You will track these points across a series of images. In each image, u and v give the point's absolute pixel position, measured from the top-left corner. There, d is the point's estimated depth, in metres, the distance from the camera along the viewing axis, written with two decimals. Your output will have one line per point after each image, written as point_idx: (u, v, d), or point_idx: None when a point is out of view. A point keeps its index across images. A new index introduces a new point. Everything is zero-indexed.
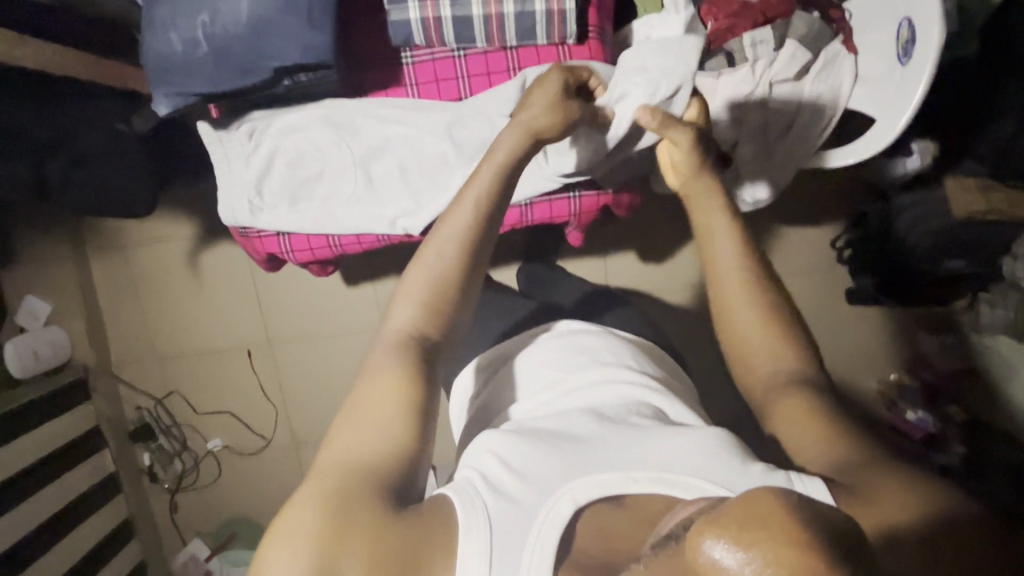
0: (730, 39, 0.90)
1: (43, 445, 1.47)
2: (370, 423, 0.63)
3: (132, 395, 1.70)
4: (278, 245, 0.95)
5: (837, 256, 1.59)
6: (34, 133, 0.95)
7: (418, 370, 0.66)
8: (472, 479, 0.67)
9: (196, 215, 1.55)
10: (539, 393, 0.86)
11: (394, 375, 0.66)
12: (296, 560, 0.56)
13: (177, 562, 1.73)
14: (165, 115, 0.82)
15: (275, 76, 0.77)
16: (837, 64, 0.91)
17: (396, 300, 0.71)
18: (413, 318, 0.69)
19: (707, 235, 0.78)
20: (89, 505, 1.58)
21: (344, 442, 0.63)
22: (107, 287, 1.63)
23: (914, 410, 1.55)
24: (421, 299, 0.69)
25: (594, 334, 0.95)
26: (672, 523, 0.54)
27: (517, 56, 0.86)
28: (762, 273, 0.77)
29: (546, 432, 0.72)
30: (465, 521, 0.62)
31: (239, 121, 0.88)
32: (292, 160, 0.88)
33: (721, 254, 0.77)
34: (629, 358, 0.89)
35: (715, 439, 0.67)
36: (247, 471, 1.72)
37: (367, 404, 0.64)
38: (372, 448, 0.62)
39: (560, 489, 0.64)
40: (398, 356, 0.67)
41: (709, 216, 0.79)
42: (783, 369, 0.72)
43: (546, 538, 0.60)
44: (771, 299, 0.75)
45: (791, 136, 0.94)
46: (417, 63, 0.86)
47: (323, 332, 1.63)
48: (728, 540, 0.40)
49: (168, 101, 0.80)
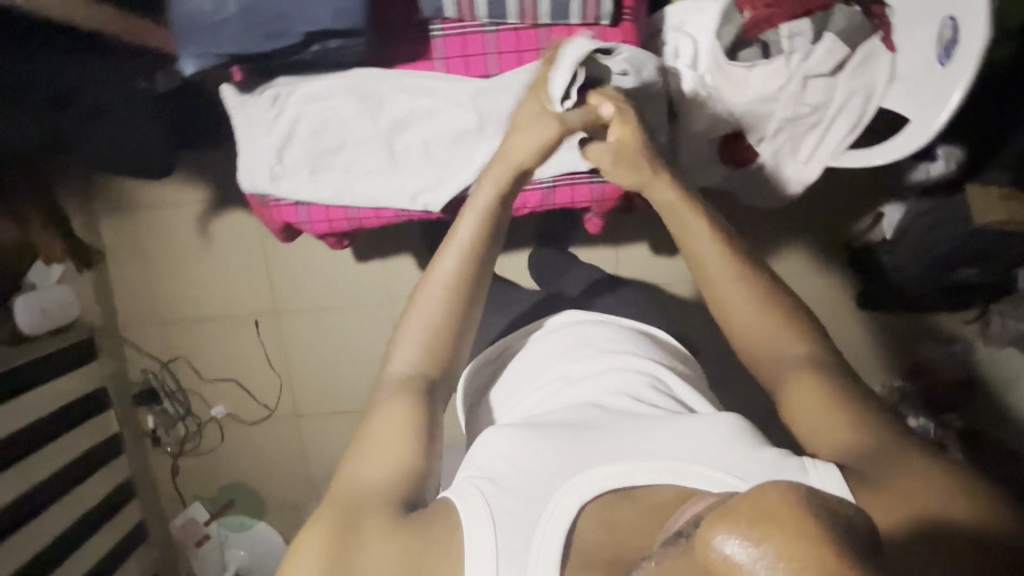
0: (767, 30, 0.87)
1: (44, 403, 1.48)
2: (381, 452, 0.67)
3: (139, 357, 1.69)
4: (295, 215, 0.93)
5: (851, 258, 1.58)
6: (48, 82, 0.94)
7: (422, 402, 0.71)
8: (476, 480, 0.66)
9: (209, 182, 1.54)
10: (544, 388, 0.85)
11: (406, 404, 0.70)
12: None
13: (176, 525, 1.77)
14: (191, 76, 0.78)
15: (305, 40, 0.76)
16: (873, 62, 0.88)
17: (404, 341, 0.75)
18: (416, 359, 0.73)
19: (687, 247, 0.80)
20: (91, 465, 1.60)
21: (353, 471, 0.67)
22: (114, 248, 1.61)
23: (917, 417, 1.52)
24: (420, 339, 0.74)
25: (601, 324, 0.95)
26: (683, 520, 0.54)
27: (549, 35, 0.84)
28: (743, 274, 0.77)
29: (549, 424, 0.71)
30: (465, 521, 0.62)
31: (262, 85, 0.86)
32: (316, 129, 0.86)
33: (704, 251, 0.78)
34: (636, 348, 0.89)
35: (726, 427, 0.67)
36: (251, 439, 1.73)
37: (376, 438, 0.69)
38: (388, 474, 0.66)
39: (563, 487, 0.63)
40: (397, 392, 0.71)
41: (689, 223, 0.79)
42: (786, 355, 0.73)
43: (552, 528, 0.61)
44: (757, 286, 0.76)
45: (819, 129, 0.92)
46: (445, 36, 0.84)
47: (329, 306, 1.63)
48: (740, 535, 0.39)
49: (194, 61, 0.77)
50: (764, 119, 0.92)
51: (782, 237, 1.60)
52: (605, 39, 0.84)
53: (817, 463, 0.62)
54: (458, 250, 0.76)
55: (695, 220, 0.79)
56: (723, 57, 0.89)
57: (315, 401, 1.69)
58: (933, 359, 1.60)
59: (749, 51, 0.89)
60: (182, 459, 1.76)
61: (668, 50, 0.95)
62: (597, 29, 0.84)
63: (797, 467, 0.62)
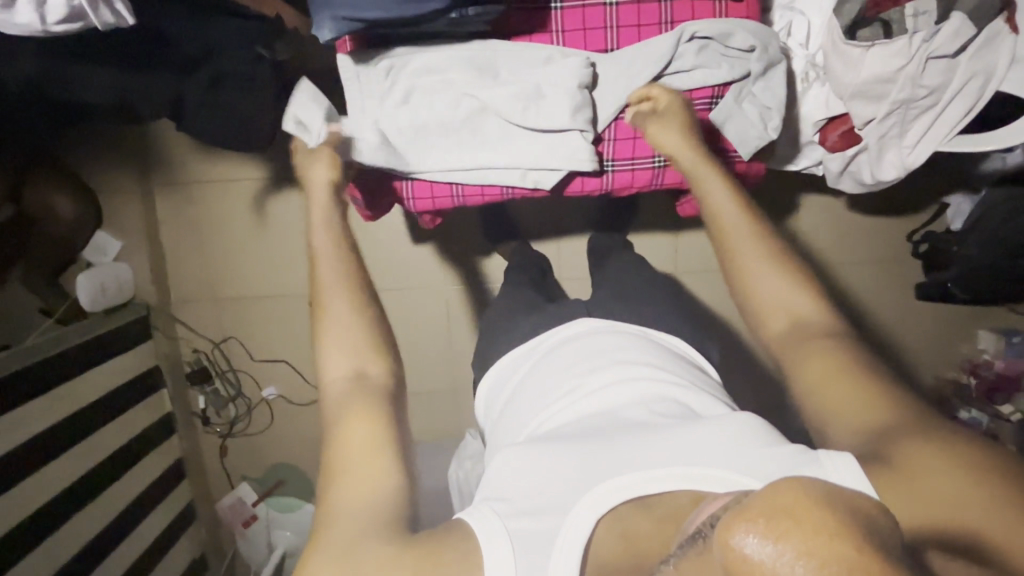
0: (891, 8, 0.85)
1: (101, 385, 1.47)
2: (354, 483, 0.67)
3: (190, 337, 1.67)
4: (401, 190, 0.93)
5: (912, 249, 1.57)
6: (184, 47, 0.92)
7: (384, 405, 0.72)
8: (492, 499, 0.68)
9: (269, 160, 1.51)
10: (562, 397, 0.86)
11: (366, 416, 0.71)
12: None
13: (223, 505, 1.76)
14: (325, 43, 0.77)
15: (446, 7, 0.73)
16: (995, 43, 0.85)
17: (326, 350, 0.75)
18: (344, 364, 0.74)
19: (703, 195, 0.82)
20: (146, 445, 1.60)
21: (340, 505, 0.66)
22: (169, 224, 1.59)
23: (967, 410, 1.60)
24: (344, 343, 0.75)
25: (608, 332, 0.94)
26: (700, 520, 0.54)
27: (671, 9, 0.85)
28: (752, 222, 0.80)
29: (557, 439, 0.73)
30: (483, 535, 0.63)
31: (380, 54, 0.85)
32: (428, 102, 0.85)
33: (723, 209, 0.81)
34: (646, 354, 0.88)
35: (740, 425, 0.69)
36: (299, 421, 1.73)
37: (352, 464, 0.68)
38: (370, 495, 0.67)
39: (580, 499, 0.65)
40: (352, 398, 0.72)
41: (710, 185, 0.82)
42: (785, 307, 0.77)
43: (573, 538, 0.62)
44: (776, 251, 0.80)
45: (929, 111, 0.89)
46: (566, 9, 0.85)
47: (382, 288, 1.60)
48: (758, 533, 0.39)
49: (333, 25, 0.74)
50: (873, 104, 0.90)
51: (845, 226, 1.58)
52: (730, 14, 0.86)
53: (832, 454, 0.62)
54: (334, 239, 0.79)
55: (714, 182, 0.82)
56: (841, 35, 0.87)
57: None
58: (988, 351, 1.61)
59: (868, 31, 0.87)
60: (231, 439, 1.75)
61: (778, 28, 0.97)
62: (722, 4, 0.85)
63: (813, 458, 0.62)
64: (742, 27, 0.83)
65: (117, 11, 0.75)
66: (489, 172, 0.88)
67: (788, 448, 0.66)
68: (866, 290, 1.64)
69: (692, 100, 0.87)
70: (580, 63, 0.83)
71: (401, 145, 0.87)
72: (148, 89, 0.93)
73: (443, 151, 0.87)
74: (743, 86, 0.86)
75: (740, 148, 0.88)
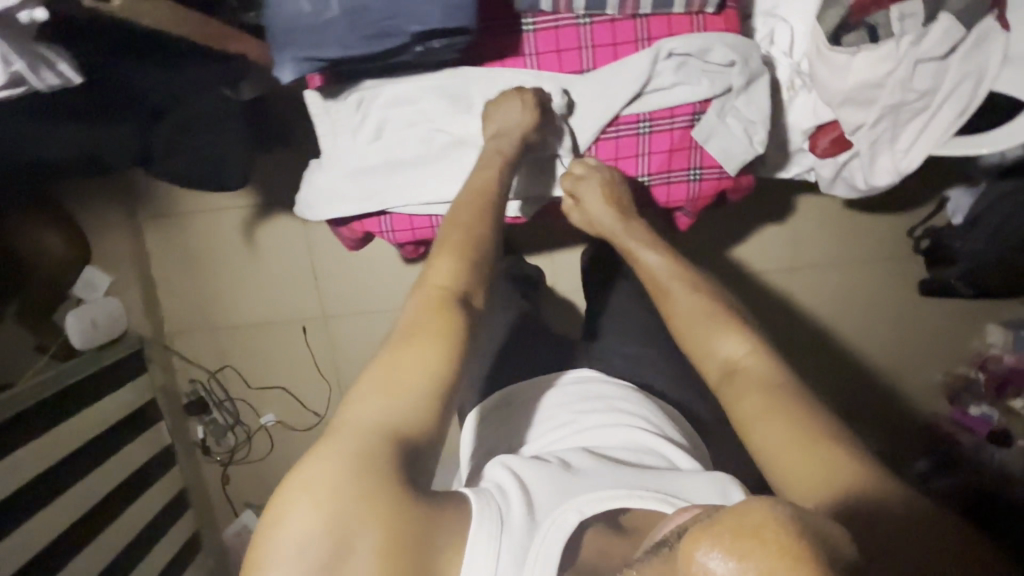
0: (875, 12, 0.81)
1: (100, 420, 1.46)
2: (402, 389, 0.66)
3: (186, 367, 1.67)
4: (378, 225, 0.91)
5: (914, 245, 1.54)
6: (152, 98, 0.94)
7: (456, 326, 0.70)
8: (490, 487, 0.69)
9: (255, 188, 1.49)
10: (555, 432, 0.88)
11: (431, 343, 0.68)
12: (312, 514, 0.58)
13: (229, 533, 1.74)
14: (286, 84, 0.75)
15: (410, 41, 0.71)
16: (987, 43, 0.82)
17: (435, 259, 0.74)
18: (449, 274, 0.73)
19: (633, 258, 0.86)
20: (148, 477, 1.58)
21: (371, 407, 0.65)
22: (159, 256, 1.58)
23: (977, 405, 1.57)
24: (461, 255, 0.74)
25: (605, 380, 0.98)
26: (667, 530, 0.54)
27: (648, 25, 0.82)
28: (685, 280, 0.84)
29: (552, 458, 0.75)
30: (478, 516, 0.63)
31: (348, 90, 0.83)
32: (398, 134, 0.85)
33: (655, 268, 0.85)
34: (632, 402, 0.92)
35: (712, 477, 0.73)
36: (300, 446, 1.71)
37: (402, 370, 0.67)
38: (411, 411, 0.65)
39: (567, 500, 0.66)
40: (428, 313, 0.70)
41: (637, 246, 0.86)
42: (717, 351, 0.77)
43: (556, 532, 0.63)
44: (708, 307, 0.81)
45: (924, 112, 0.86)
46: (538, 31, 0.82)
47: (376, 308, 1.59)
48: (721, 550, 0.40)
49: (294, 66, 0.73)
50: (864, 108, 0.87)
51: (844, 225, 1.54)
52: (710, 28, 0.82)
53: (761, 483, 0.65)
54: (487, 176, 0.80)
55: (642, 244, 0.86)
56: (825, 42, 0.85)
57: None
58: (998, 345, 1.56)
59: (854, 35, 0.83)
60: (233, 467, 1.74)
61: (760, 36, 0.94)
62: (701, 18, 0.82)
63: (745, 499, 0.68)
64: (720, 42, 0.80)
65: (61, 72, 0.77)
66: None
67: (732, 491, 0.71)
68: (868, 287, 1.60)
69: (675, 117, 0.85)
70: (555, 93, 0.83)
71: (372, 180, 0.87)
72: (117, 142, 0.94)
73: (414, 180, 0.87)
74: (725, 102, 0.84)
75: (726, 164, 0.86)
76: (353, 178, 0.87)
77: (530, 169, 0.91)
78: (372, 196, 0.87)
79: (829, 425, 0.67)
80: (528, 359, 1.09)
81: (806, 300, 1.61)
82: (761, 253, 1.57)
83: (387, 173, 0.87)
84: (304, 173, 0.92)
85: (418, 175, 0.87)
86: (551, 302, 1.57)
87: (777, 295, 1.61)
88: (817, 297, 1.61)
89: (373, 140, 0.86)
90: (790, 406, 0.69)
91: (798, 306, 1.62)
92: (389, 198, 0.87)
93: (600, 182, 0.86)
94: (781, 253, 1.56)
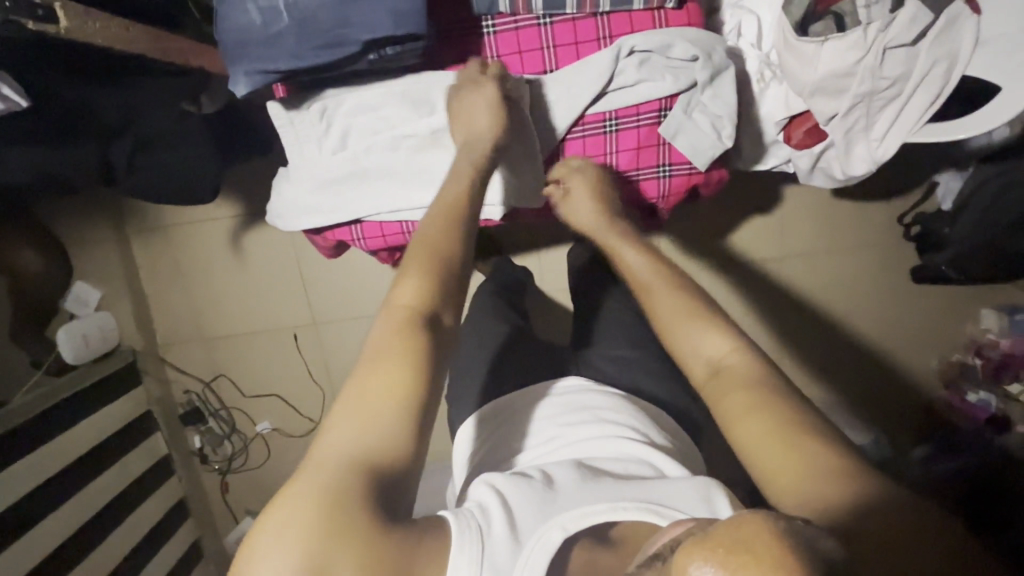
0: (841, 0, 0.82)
1: (95, 431, 1.47)
2: (369, 410, 0.64)
3: (181, 378, 1.68)
4: (350, 234, 0.94)
5: (905, 232, 1.52)
6: (104, 115, 0.94)
7: (425, 345, 0.68)
8: (473, 508, 0.68)
9: (239, 198, 1.50)
10: (543, 448, 0.88)
11: (398, 363, 0.66)
12: (285, 553, 0.56)
13: (230, 540, 1.76)
14: (242, 96, 0.76)
15: (363, 49, 0.72)
16: (958, 26, 0.81)
17: (402, 275, 0.72)
18: (417, 291, 0.70)
19: (615, 255, 0.85)
20: (146, 486, 1.60)
21: (342, 434, 0.63)
22: (148, 269, 1.60)
23: (975, 392, 1.53)
24: (429, 271, 0.72)
25: (595, 391, 0.97)
26: (660, 544, 0.54)
27: (608, 23, 0.83)
28: (666, 278, 0.81)
29: (537, 476, 0.74)
30: (458, 537, 0.63)
31: (309, 99, 0.85)
32: (363, 142, 0.87)
33: (636, 266, 0.83)
34: (620, 412, 0.91)
35: (697, 482, 0.71)
36: (295, 452, 1.71)
37: (370, 395, 0.65)
38: (381, 433, 0.63)
39: (550, 519, 0.66)
40: (397, 331, 0.68)
41: (622, 246, 0.85)
42: (699, 352, 0.75)
43: (539, 551, 0.63)
44: (683, 303, 0.78)
45: (896, 100, 0.85)
46: (499, 33, 0.83)
47: (364, 314, 1.59)
48: (714, 565, 0.41)
49: (248, 80, 0.74)
50: (835, 98, 0.85)
51: (831, 214, 1.53)
52: (671, 24, 0.83)
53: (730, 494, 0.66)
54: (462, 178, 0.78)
55: (625, 243, 0.85)
56: (790, 32, 0.84)
57: None
58: (992, 330, 1.54)
59: (820, 25, 0.83)
60: (230, 475, 1.75)
61: (728, 30, 0.95)
62: (661, 13, 0.83)
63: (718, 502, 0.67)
64: (681, 38, 0.81)
65: (6, 96, 0.81)
66: None
67: (720, 497, 0.69)
68: (858, 276, 1.58)
69: (640, 113, 0.86)
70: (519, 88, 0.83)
71: (338, 189, 0.89)
72: (73, 160, 0.92)
73: (382, 189, 0.89)
74: (691, 96, 0.84)
75: (694, 159, 0.86)
76: (322, 189, 0.90)
77: (506, 166, 0.88)
78: (343, 206, 0.90)
79: (796, 419, 0.66)
80: (509, 360, 1.09)
81: (799, 291, 1.60)
82: (749, 244, 1.56)
83: (355, 182, 0.89)
84: (274, 182, 0.94)
85: (385, 183, 0.88)
86: (540, 301, 1.57)
87: (768, 285, 1.60)
88: (810, 287, 1.60)
89: (337, 150, 0.88)
90: (759, 401, 0.68)
91: (790, 297, 1.61)
92: (359, 207, 0.89)
93: (590, 180, 0.87)
94: (771, 243, 1.55)
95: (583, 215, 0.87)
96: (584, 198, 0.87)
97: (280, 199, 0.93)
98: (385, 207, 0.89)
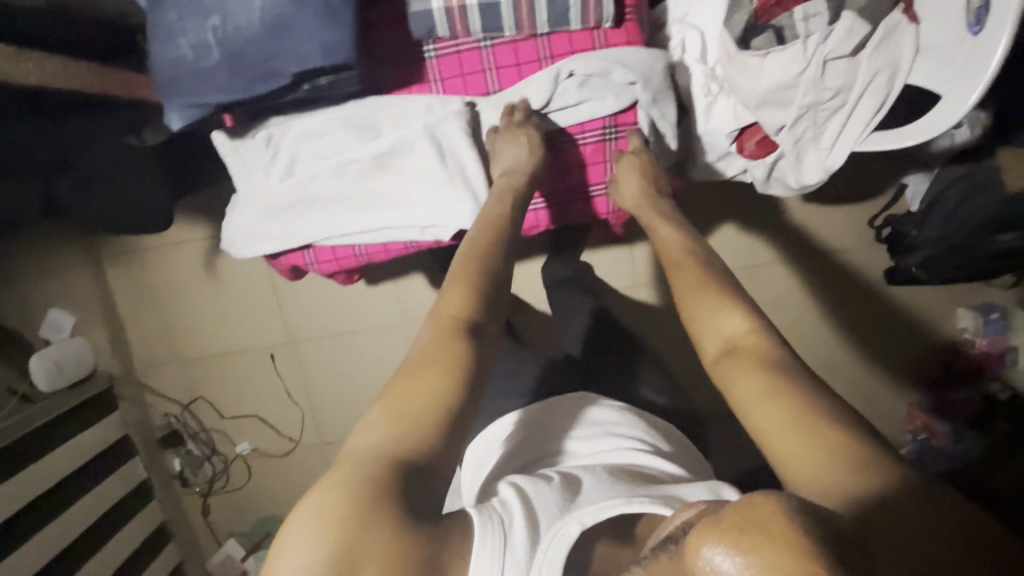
0: (780, 14, 0.85)
1: (72, 458, 1.46)
2: (395, 413, 0.65)
3: (159, 402, 1.68)
4: (302, 258, 0.96)
5: (877, 235, 1.47)
6: (41, 153, 0.94)
7: (462, 353, 0.69)
8: (500, 499, 0.67)
9: (208, 222, 1.50)
10: (558, 456, 0.88)
11: (439, 367, 0.68)
12: (311, 546, 0.57)
13: (213, 562, 1.75)
14: (178, 129, 0.79)
15: (294, 80, 0.74)
16: (897, 36, 0.82)
17: (448, 287, 0.76)
18: (461, 305, 0.73)
19: (652, 232, 0.88)
20: (125, 511, 1.59)
21: (368, 437, 0.64)
22: (122, 294, 1.60)
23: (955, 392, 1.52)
24: (474, 286, 0.75)
25: (606, 405, 0.97)
26: (672, 527, 0.54)
27: (548, 43, 0.85)
28: (699, 255, 0.83)
29: (560, 474, 0.75)
30: (480, 530, 0.62)
31: (255, 128, 0.87)
32: (309, 168, 0.88)
33: (671, 243, 0.86)
34: (632, 425, 0.92)
35: (710, 484, 0.73)
36: (276, 472, 1.71)
37: (404, 397, 0.66)
38: (408, 437, 0.64)
39: (570, 513, 0.65)
40: (437, 336, 0.71)
41: (669, 228, 0.87)
42: (719, 330, 0.76)
43: (561, 538, 0.63)
44: (708, 280, 0.80)
45: (842, 110, 0.85)
46: (440, 57, 0.85)
47: (342, 331, 1.59)
48: (727, 547, 0.37)
49: (181, 115, 0.77)
50: (783, 108, 0.86)
51: (807, 223, 1.49)
52: (610, 42, 0.85)
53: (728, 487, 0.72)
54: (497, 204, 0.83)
55: (660, 225, 0.88)
56: (733, 47, 0.85)
57: (338, 431, 1.66)
58: (969, 329, 1.49)
59: (761, 39, 0.86)
60: (213, 497, 1.74)
61: (674, 45, 0.96)
62: (600, 32, 0.85)
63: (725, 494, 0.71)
64: (615, 61, 0.84)
65: None
66: (388, 227, 0.90)
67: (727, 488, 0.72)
68: (841, 282, 1.53)
69: (585, 131, 0.91)
70: (458, 110, 0.85)
71: (287, 216, 0.91)
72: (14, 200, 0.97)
73: (331, 215, 0.91)
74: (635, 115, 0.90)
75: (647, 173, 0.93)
76: (271, 217, 0.91)
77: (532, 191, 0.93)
78: (293, 232, 0.92)
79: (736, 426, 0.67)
80: None
81: (779, 296, 1.55)
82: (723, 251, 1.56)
83: (303, 208, 0.90)
84: (227, 211, 0.95)
85: (334, 209, 0.90)
86: (520, 315, 1.55)
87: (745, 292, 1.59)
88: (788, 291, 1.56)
89: (283, 176, 0.90)
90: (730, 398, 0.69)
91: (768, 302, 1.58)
92: (311, 233, 0.91)
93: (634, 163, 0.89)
94: (743, 249, 1.53)
95: (631, 194, 0.90)
96: (636, 182, 0.89)
97: (229, 228, 0.95)
98: (336, 233, 0.92)
